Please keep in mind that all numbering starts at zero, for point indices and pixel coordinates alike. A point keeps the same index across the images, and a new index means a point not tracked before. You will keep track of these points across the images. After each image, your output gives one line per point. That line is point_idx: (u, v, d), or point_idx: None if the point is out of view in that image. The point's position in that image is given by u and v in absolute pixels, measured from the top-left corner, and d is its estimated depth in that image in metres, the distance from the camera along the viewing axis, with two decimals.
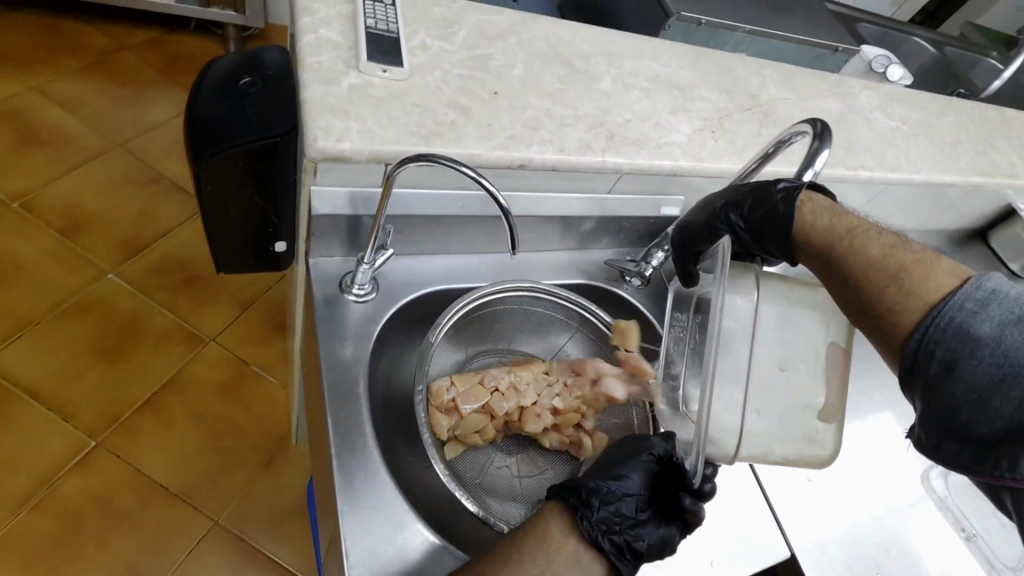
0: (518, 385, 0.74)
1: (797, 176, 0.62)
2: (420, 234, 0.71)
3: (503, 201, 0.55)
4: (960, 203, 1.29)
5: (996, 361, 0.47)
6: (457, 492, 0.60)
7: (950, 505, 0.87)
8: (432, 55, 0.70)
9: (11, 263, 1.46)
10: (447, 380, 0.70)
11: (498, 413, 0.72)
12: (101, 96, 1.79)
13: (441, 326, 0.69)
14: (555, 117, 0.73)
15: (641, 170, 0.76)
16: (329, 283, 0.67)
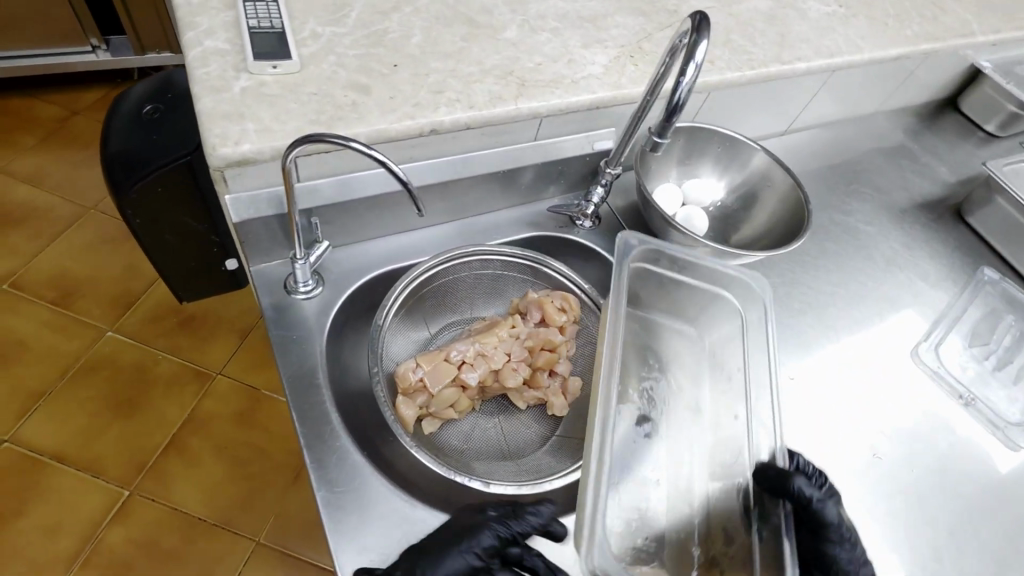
0: (485, 351, 0.71)
1: None
2: (353, 219, 0.71)
3: (402, 173, 0.54)
4: (922, 74, 1.24)
5: None
6: (443, 470, 0.61)
7: (944, 374, 0.85)
8: (326, 42, 0.70)
9: (13, 341, 1.50)
10: (412, 361, 0.67)
11: (470, 385, 0.69)
12: (64, 164, 1.82)
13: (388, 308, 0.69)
14: (460, 76, 0.72)
15: (560, 111, 0.75)
16: (273, 287, 0.68)
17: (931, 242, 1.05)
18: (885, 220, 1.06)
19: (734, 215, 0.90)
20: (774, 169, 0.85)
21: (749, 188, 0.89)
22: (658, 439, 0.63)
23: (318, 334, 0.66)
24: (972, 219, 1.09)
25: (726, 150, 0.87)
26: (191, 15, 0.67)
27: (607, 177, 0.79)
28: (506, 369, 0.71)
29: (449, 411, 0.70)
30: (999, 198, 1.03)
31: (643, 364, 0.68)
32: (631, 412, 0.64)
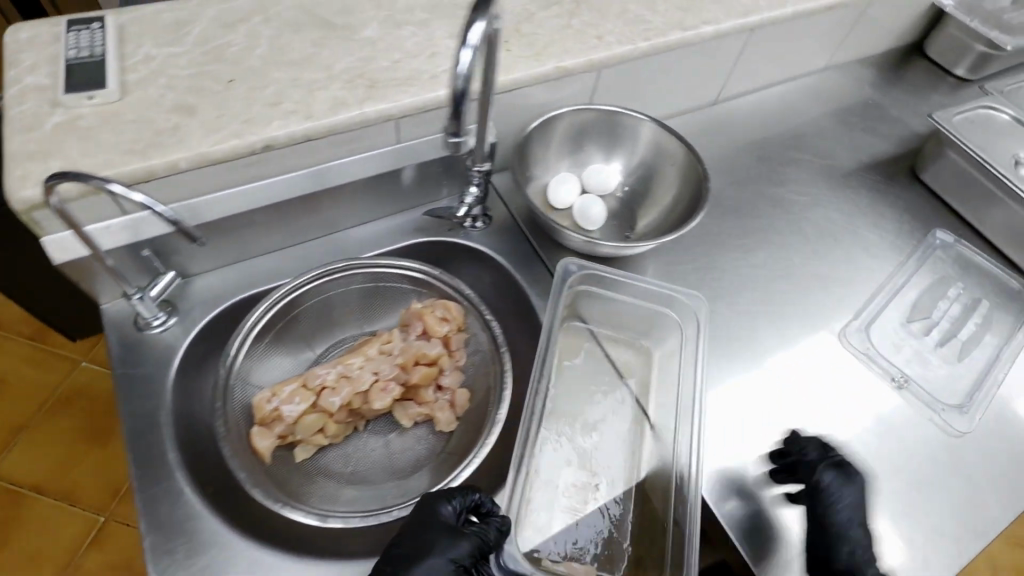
0: (348, 373, 0.68)
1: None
2: (204, 246, 0.68)
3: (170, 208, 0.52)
4: (875, 20, 1.13)
5: None
6: (287, 508, 0.58)
7: (877, 358, 0.77)
8: (158, 64, 0.67)
9: None
10: (268, 391, 0.65)
11: (332, 410, 0.66)
12: None
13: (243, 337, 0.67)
14: (303, 84, 0.68)
15: (418, 109, 0.70)
16: (125, 324, 0.66)
17: (879, 207, 0.96)
18: (826, 187, 0.97)
19: (632, 201, 0.86)
20: (664, 137, 0.81)
21: (646, 168, 0.84)
22: (602, 442, 0.70)
23: (167, 370, 0.64)
24: (927, 177, 0.99)
25: (610, 132, 0.83)
26: (14, 51, 0.65)
27: (478, 177, 0.74)
28: (373, 390, 0.68)
29: (316, 438, 0.67)
30: (951, 152, 0.93)
31: (596, 377, 0.74)
32: (574, 415, 0.71)
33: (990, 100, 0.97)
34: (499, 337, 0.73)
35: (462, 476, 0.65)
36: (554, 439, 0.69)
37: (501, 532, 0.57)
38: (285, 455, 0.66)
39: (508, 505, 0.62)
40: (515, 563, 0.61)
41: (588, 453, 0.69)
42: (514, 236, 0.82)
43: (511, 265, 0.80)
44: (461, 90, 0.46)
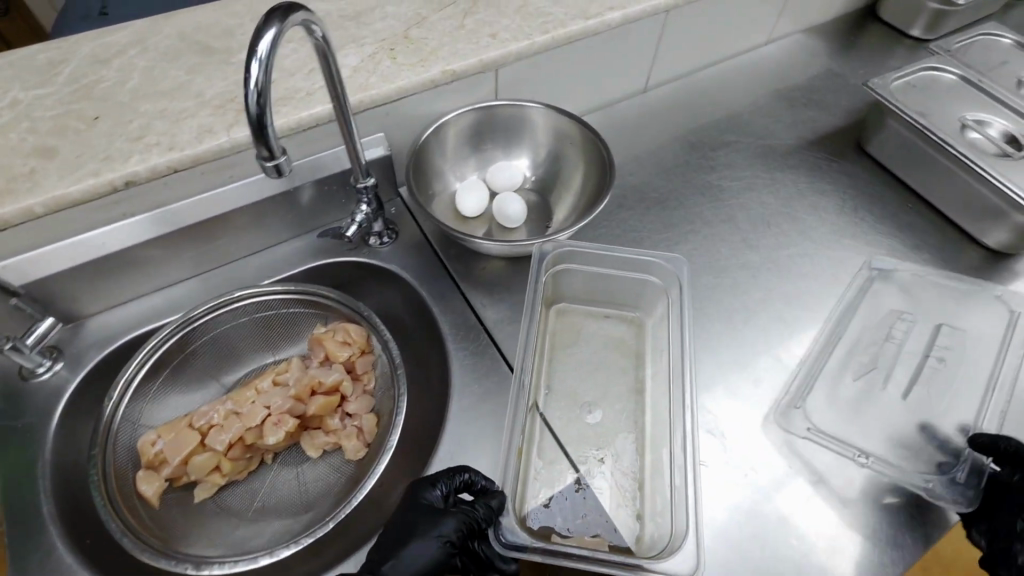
0: (238, 409, 0.66)
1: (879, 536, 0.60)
2: (86, 288, 0.67)
3: None
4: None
5: None
6: (166, 559, 0.56)
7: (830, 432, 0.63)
8: (23, 108, 0.66)
9: None
10: (152, 434, 0.63)
11: (221, 448, 0.63)
12: None
13: (125, 378, 0.64)
14: (171, 114, 0.66)
15: (290, 128, 0.68)
16: (9, 374, 0.65)
17: (820, 186, 0.90)
18: (763, 168, 0.92)
19: (543, 199, 0.82)
20: (561, 121, 0.77)
21: (551, 162, 0.81)
22: (604, 419, 0.67)
23: (47, 421, 0.62)
24: (871, 149, 0.93)
25: (510, 130, 0.80)
26: None
27: (366, 193, 0.71)
28: (266, 423, 0.65)
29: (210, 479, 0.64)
30: (891, 120, 0.86)
31: (589, 358, 0.72)
32: (567, 390, 0.69)
33: (932, 61, 0.91)
34: (396, 358, 0.69)
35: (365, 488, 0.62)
36: (556, 418, 0.66)
37: (491, 507, 0.53)
38: (175, 501, 0.63)
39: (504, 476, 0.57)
40: (516, 535, 0.53)
41: (590, 425, 0.66)
42: (422, 251, 0.79)
43: (417, 279, 0.76)
44: (260, 112, 0.43)
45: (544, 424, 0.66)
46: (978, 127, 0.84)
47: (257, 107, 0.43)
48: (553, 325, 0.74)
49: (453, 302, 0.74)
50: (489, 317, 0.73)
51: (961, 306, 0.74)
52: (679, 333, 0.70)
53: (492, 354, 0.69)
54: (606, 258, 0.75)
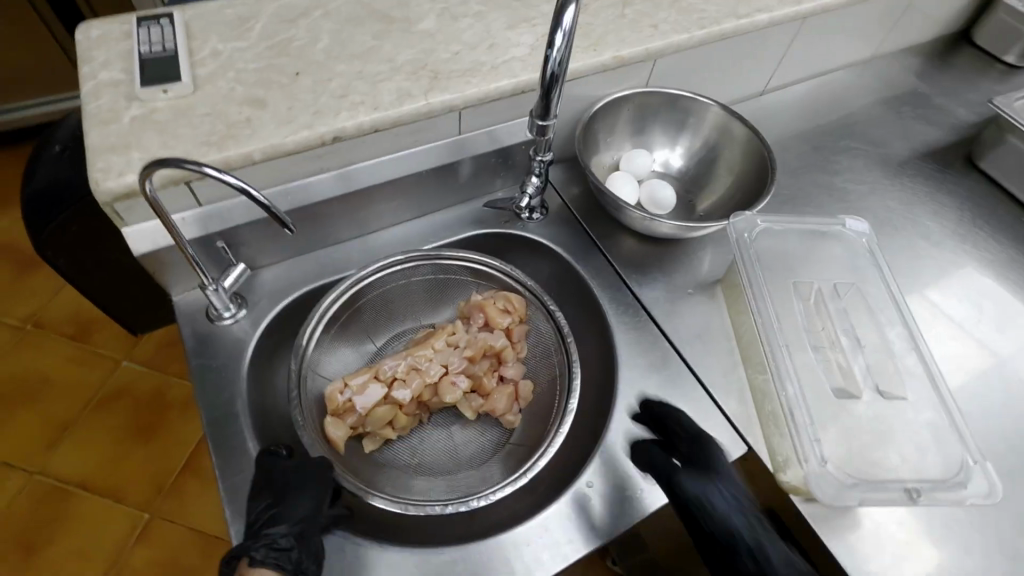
0: (418, 365, 0.68)
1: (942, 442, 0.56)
2: (270, 240, 0.69)
3: (266, 197, 0.51)
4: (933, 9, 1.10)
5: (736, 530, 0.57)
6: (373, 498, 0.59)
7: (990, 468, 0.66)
8: (225, 59, 0.67)
9: (41, 379, 1.41)
10: (339, 381, 0.65)
11: (403, 401, 0.66)
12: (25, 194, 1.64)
13: (311, 327, 0.67)
14: (367, 76, 0.68)
15: (478, 100, 0.70)
16: (196, 317, 0.67)
17: (937, 196, 0.94)
18: (881, 176, 0.96)
19: (690, 188, 0.87)
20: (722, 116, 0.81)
21: (703, 154, 0.85)
22: None
23: (238, 364, 0.64)
24: (985, 164, 0.97)
25: (672, 119, 0.84)
26: (89, 49, 0.66)
27: (540, 167, 0.74)
28: (447, 382, 0.69)
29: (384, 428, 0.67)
30: (1012, 138, 0.90)
31: None
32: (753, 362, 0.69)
33: None
34: (564, 328, 0.70)
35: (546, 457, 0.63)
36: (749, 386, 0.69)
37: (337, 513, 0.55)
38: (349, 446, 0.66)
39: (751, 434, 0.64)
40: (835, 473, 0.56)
41: None
42: (572, 229, 0.81)
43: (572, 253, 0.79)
44: (551, 73, 0.49)
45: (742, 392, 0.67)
46: None
47: (551, 67, 0.49)
48: (730, 283, 0.75)
49: (607, 279, 0.77)
50: (645, 295, 0.76)
51: None
52: (885, 295, 0.67)
53: (653, 330, 0.73)
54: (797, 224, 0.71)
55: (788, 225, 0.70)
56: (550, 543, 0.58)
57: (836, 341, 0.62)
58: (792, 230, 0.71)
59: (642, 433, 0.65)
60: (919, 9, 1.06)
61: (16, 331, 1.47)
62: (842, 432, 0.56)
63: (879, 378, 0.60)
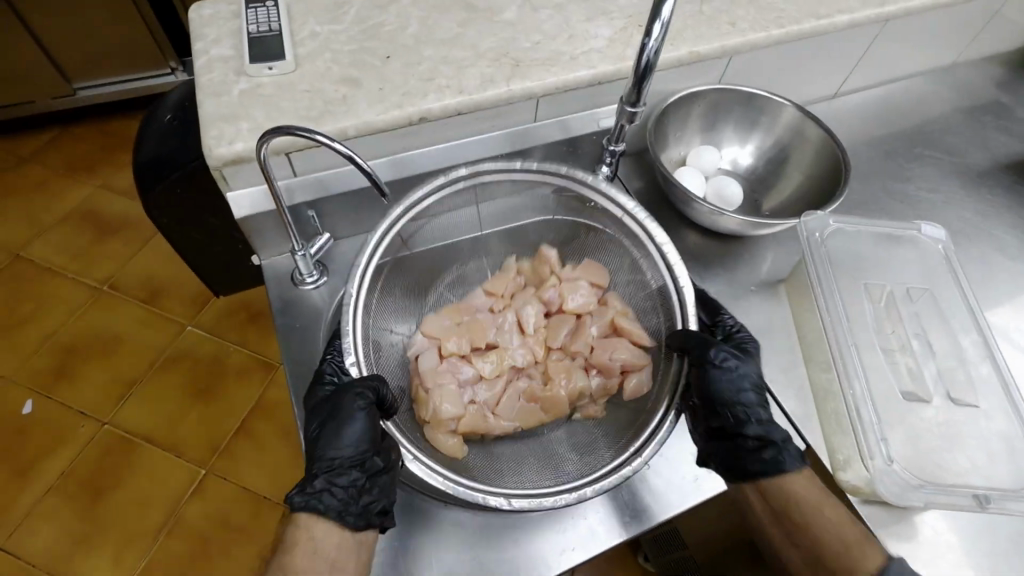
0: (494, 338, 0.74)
1: (1015, 452, 0.55)
2: (352, 215, 0.73)
3: (368, 166, 0.56)
4: None
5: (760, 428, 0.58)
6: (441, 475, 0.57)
7: None
8: (322, 40, 0.72)
9: (104, 335, 1.42)
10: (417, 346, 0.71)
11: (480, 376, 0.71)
12: (101, 161, 1.69)
13: (366, 263, 0.65)
14: (453, 62, 0.71)
15: (557, 88, 0.72)
16: (281, 280, 0.72)
17: (1018, 210, 0.91)
18: (957, 186, 0.93)
19: (758, 188, 0.87)
20: (797, 116, 0.81)
21: (774, 154, 0.85)
22: None
23: (318, 329, 0.69)
24: None
25: (744, 116, 0.84)
26: (201, 27, 0.71)
27: (611, 157, 0.75)
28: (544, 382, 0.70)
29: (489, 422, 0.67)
30: None
31: None
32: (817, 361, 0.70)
33: None
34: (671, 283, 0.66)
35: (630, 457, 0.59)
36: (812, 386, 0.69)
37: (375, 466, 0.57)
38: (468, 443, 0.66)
39: (810, 432, 0.64)
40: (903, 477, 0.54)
41: None
42: None
43: None
44: (644, 63, 0.56)
45: (803, 387, 0.68)
46: None
47: (644, 58, 0.56)
48: (795, 283, 0.75)
49: None
50: (708, 290, 0.77)
51: None
52: (960, 300, 0.66)
53: None
54: (870, 225, 0.71)
55: (863, 226, 0.70)
56: (604, 516, 0.61)
57: (907, 346, 0.62)
58: (865, 232, 0.70)
59: None
60: (1013, 16, 1.02)
61: (93, 291, 1.47)
62: (907, 434, 0.56)
63: (950, 384, 0.60)
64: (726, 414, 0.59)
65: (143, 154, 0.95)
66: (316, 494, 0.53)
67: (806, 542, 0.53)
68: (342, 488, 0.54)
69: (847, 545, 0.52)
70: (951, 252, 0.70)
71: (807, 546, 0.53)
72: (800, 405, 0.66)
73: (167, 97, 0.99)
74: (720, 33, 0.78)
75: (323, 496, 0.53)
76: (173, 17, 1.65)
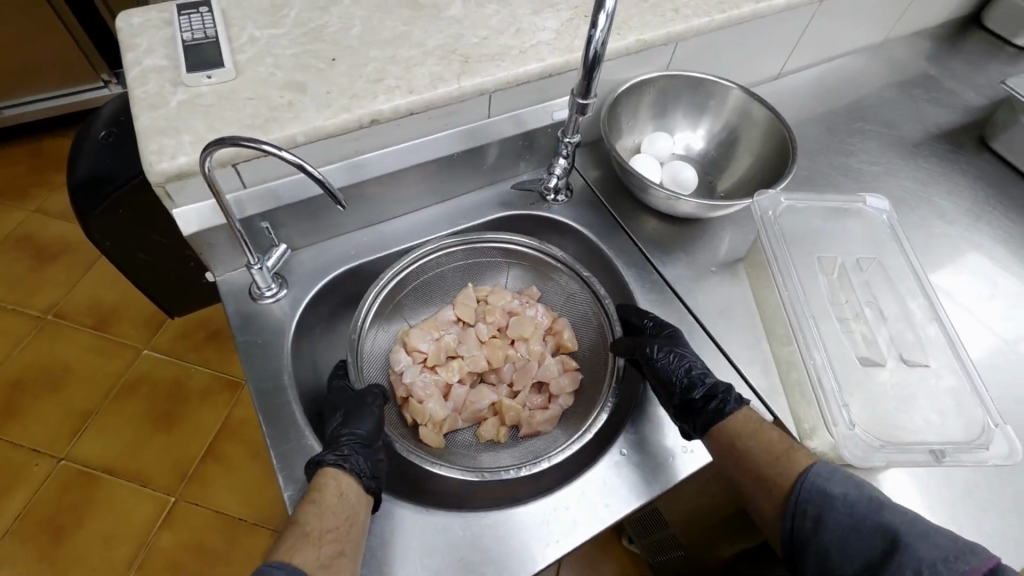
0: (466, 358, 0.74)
1: (967, 406, 0.58)
2: (308, 223, 0.71)
3: (320, 174, 0.54)
4: None
5: (699, 376, 0.63)
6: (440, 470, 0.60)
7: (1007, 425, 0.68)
8: (262, 45, 0.69)
9: (53, 366, 1.34)
10: (399, 370, 0.71)
11: (456, 394, 0.72)
12: (33, 183, 1.59)
13: (365, 311, 0.69)
14: (401, 61, 0.70)
15: (508, 84, 0.72)
16: (238, 295, 0.69)
17: (951, 175, 0.96)
18: (896, 157, 0.98)
19: (711, 170, 0.89)
20: (744, 99, 0.83)
21: (724, 136, 0.87)
22: None
23: (281, 342, 0.67)
24: (997, 144, 0.99)
25: (693, 100, 0.86)
26: (130, 36, 0.67)
27: (567, 149, 0.75)
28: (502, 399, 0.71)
29: (460, 425, 0.71)
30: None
31: None
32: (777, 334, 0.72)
33: None
34: (599, 290, 0.73)
35: (592, 433, 0.63)
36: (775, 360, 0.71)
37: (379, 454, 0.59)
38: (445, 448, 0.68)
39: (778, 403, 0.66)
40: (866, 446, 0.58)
41: None
42: (596, 210, 0.83)
43: (595, 233, 0.81)
44: (592, 55, 0.56)
45: (768, 361, 0.70)
46: None
47: (592, 49, 0.56)
48: (753, 262, 0.77)
49: (633, 258, 0.79)
50: (669, 273, 0.78)
51: None
52: (909, 266, 0.69)
53: (678, 306, 0.75)
54: (819, 199, 0.73)
55: (811, 202, 0.72)
56: (585, 504, 0.61)
57: (860, 313, 0.65)
58: (814, 207, 0.73)
59: None
60: None
61: (36, 322, 1.39)
62: (866, 398, 0.59)
63: (901, 347, 0.63)
64: (682, 376, 0.63)
65: (78, 172, 0.90)
66: (344, 455, 0.55)
67: (751, 467, 0.57)
68: (361, 455, 0.56)
69: (774, 454, 0.57)
70: (894, 221, 0.73)
71: (750, 467, 0.57)
72: (766, 378, 0.68)
73: (99, 113, 0.94)
74: (666, 21, 0.79)
75: (351, 457, 0.55)
76: (101, 26, 1.57)
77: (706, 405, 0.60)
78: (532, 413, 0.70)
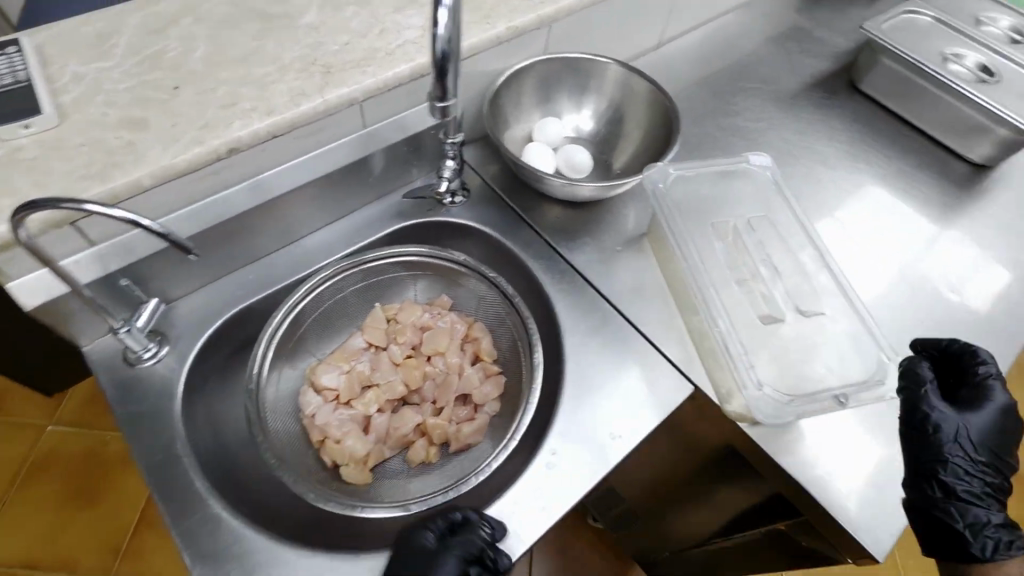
0: (383, 385, 0.70)
1: (863, 346, 0.61)
2: (180, 270, 0.65)
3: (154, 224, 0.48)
4: None
5: (965, 483, 0.57)
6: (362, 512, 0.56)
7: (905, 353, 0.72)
8: (90, 82, 0.62)
9: None
10: (312, 412, 0.67)
11: (376, 425, 0.68)
12: None
13: (260, 355, 0.66)
14: (255, 80, 0.65)
15: (377, 90, 0.68)
16: (113, 362, 0.62)
17: (830, 121, 1.00)
18: (778, 110, 1.01)
19: (605, 148, 0.88)
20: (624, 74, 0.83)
21: (611, 114, 0.87)
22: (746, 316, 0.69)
23: (169, 406, 0.61)
24: (865, 86, 1.04)
25: (575, 82, 0.85)
26: None
27: (453, 149, 0.72)
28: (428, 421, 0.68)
29: (387, 454, 0.67)
30: (885, 59, 0.97)
31: None
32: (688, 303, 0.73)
33: (908, 5, 1.02)
34: (508, 289, 0.71)
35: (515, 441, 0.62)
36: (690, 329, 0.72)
37: None
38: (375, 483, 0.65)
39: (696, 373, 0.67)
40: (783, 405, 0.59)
41: None
42: (495, 206, 0.81)
43: (499, 230, 0.79)
44: (443, 53, 0.53)
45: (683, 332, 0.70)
46: (957, 59, 0.95)
47: (441, 47, 0.52)
48: (655, 235, 0.77)
49: (540, 250, 0.77)
50: (577, 260, 0.77)
51: (939, 220, 0.89)
52: (795, 219, 0.71)
53: (591, 292, 0.74)
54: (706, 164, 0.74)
55: (698, 169, 0.73)
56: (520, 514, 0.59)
57: (756, 272, 0.66)
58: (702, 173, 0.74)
59: (596, 391, 0.66)
60: None
61: None
62: (772, 356, 0.60)
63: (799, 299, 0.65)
64: (929, 445, 0.57)
65: None
66: None
67: None
68: None
69: None
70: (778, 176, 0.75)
71: None
72: (682, 350, 0.69)
73: None
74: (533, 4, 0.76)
75: None
76: None
77: (931, 488, 0.56)
78: (459, 427, 0.68)
